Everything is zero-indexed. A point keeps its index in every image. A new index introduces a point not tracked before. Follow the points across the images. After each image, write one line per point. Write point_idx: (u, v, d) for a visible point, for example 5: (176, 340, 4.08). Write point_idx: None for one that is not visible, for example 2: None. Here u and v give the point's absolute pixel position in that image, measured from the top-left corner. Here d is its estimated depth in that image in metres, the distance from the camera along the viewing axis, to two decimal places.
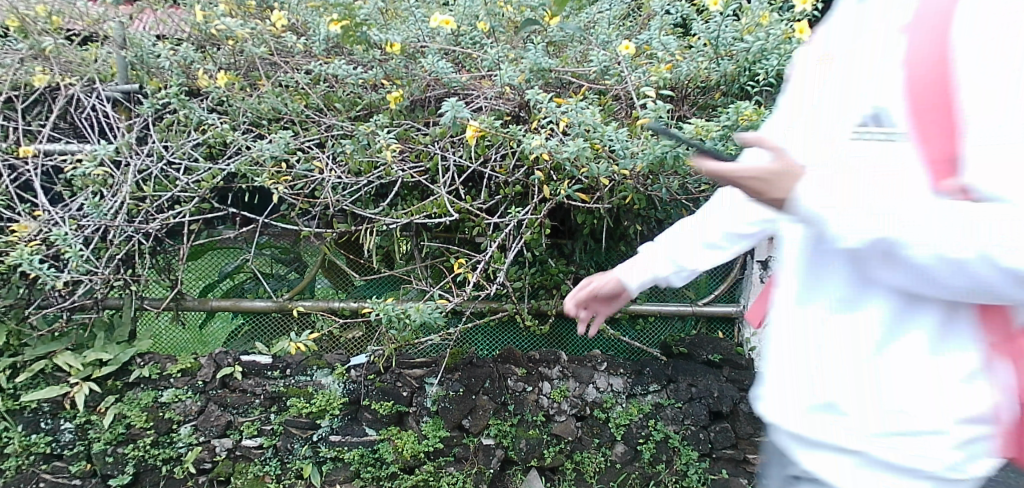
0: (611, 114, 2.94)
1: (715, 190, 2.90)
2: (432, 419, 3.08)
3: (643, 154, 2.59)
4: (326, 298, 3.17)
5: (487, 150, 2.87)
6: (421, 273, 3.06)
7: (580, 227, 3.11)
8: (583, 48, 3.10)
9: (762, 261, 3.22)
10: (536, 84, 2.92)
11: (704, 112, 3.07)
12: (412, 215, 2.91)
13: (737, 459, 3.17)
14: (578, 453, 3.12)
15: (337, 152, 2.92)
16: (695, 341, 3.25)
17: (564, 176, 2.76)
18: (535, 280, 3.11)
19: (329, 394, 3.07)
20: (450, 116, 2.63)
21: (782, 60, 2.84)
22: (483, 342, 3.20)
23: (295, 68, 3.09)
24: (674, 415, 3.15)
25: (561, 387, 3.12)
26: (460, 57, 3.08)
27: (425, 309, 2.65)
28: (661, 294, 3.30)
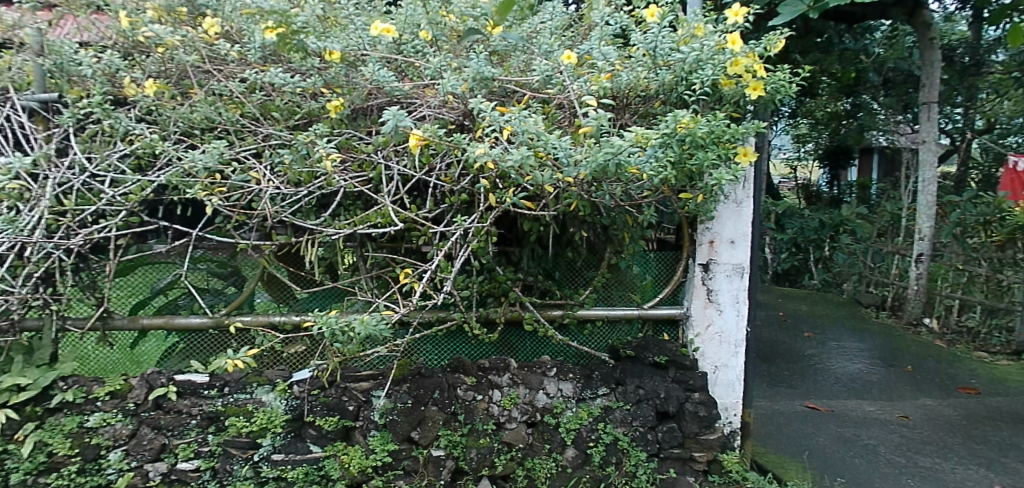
0: (554, 123, 3.00)
1: (656, 196, 2.96)
2: (380, 433, 2.98)
3: (586, 163, 2.63)
4: (266, 313, 3.07)
5: (432, 159, 2.88)
6: (366, 285, 3.00)
7: (527, 235, 3.18)
8: (525, 57, 3.15)
9: (702, 264, 3.33)
10: (479, 93, 2.91)
11: (645, 120, 3.15)
12: (355, 225, 2.84)
13: (683, 457, 3.24)
14: (529, 459, 3.13)
15: (274, 163, 2.83)
16: (641, 344, 3.32)
17: (510, 184, 2.79)
18: (482, 288, 3.12)
19: (271, 411, 2.95)
20: (392, 125, 2.59)
21: (716, 70, 2.91)
22: (432, 352, 3.27)
23: (229, 77, 2.99)
24: (623, 417, 3.20)
25: (511, 394, 3.14)
26: (402, 66, 3.08)
27: (370, 321, 2.54)
28: (610, 298, 3.39)
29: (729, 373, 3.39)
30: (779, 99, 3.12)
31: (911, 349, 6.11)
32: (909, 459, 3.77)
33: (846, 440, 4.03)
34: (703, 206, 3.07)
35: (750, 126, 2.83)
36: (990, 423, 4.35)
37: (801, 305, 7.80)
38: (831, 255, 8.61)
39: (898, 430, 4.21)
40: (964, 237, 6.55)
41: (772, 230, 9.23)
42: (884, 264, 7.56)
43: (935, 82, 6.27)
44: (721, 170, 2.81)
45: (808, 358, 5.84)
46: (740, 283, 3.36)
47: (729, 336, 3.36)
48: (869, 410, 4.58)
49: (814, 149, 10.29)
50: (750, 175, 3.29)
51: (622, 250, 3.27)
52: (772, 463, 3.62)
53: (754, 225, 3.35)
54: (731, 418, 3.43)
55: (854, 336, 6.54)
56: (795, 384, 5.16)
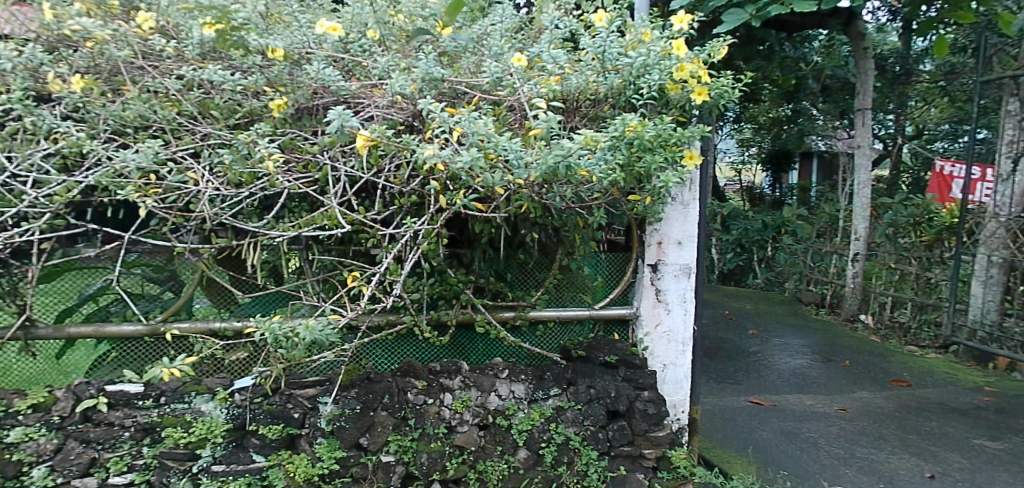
0: (504, 125, 2.99)
1: (606, 198, 2.99)
2: (328, 440, 2.93)
3: (536, 165, 2.63)
4: (206, 319, 2.98)
5: (381, 160, 2.83)
6: (312, 288, 2.94)
7: (478, 237, 3.16)
8: (475, 58, 3.14)
9: (651, 265, 3.38)
10: (428, 94, 2.89)
11: (595, 123, 3.17)
12: (300, 228, 2.76)
13: (633, 455, 3.27)
14: (481, 462, 3.11)
15: (214, 163, 2.73)
16: (592, 344, 3.35)
17: (461, 186, 2.77)
18: (433, 290, 3.10)
19: (210, 421, 2.85)
20: (337, 125, 2.53)
21: (663, 75, 2.96)
22: (382, 356, 3.22)
23: (165, 74, 2.87)
24: (574, 416, 3.20)
25: (463, 397, 3.12)
26: (349, 65, 3.04)
27: (316, 326, 2.48)
28: (561, 299, 3.40)
29: (677, 371, 3.45)
30: (723, 105, 3.19)
31: (849, 345, 6.34)
32: (847, 450, 3.90)
33: (788, 433, 4.15)
34: (651, 208, 3.11)
35: (695, 130, 2.90)
36: (921, 413, 4.55)
37: (745, 304, 8.00)
38: (773, 255, 8.88)
39: (837, 422, 4.36)
40: (896, 237, 6.86)
41: (718, 231, 9.46)
42: (823, 263, 7.83)
43: (869, 90, 6.54)
44: (668, 173, 2.86)
45: (753, 355, 5.99)
46: (687, 283, 3.42)
47: (678, 334, 3.42)
48: (810, 404, 4.73)
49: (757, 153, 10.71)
50: (696, 177, 3.36)
51: (573, 251, 3.29)
52: (719, 458, 3.70)
53: (700, 227, 3.42)
54: (679, 415, 3.50)
55: (795, 333, 6.74)
56: (740, 380, 5.29)
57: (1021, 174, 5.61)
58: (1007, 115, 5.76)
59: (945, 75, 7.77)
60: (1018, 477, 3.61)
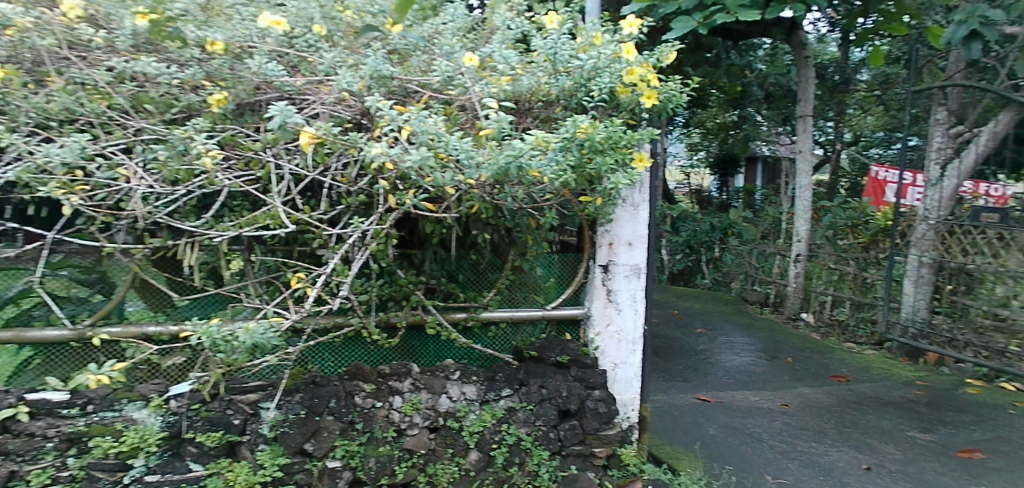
0: (456, 124, 2.96)
1: (558, 199, 2.99)
2: (270, 447, 2.83)
3: (487, 165, 2.60)
4: (139, 322, 2.83)
5: (327, 159, 2.77)
6: (254, 290, 2.85)
7: (429, 237, 3.12)
8: (426, 57, 3.10)
9: (602, 265, 3.40)
10: (376, 91, 2.85)
11: (547, 125, 3.17)
12: (241, 227, 2.66)
13: (585, 453, 3.26)
14: (431, 465, 3.06)
15: (147, 159, 2.62)
16: (544, 344, 3.35)
17: (410, 185, 2.71)
18: (382, 292, 3.04)
19: (143, 430, 2.73)
20: (279, 122, 2.46)
21: (613, 78, 2.99)
22: (328, 360, 3.15)
23: (95, 66, 2.74)
24: (526, 417, 3.20)
25: (413, 400, 3.08)
26: (294, 60, 2.97)
27: (256, 330, 2.40)
28: (514, 300, 3.40)
29: (628, 369, 3.48)
30: (671, 109, 3.24)
31: (792, 342, 6.54)
32: (790, 444, 4.01)
33: (734, 429, 4.24)
34: (601, 209, 3.12)
35: (644, 132, 2.94)
36: (858, 407, 4.72)
37: (694, 304, 8.17)
38: (721, 256, 9.10)
39: (780, 417, 4.47)
40: (834, 239, 7.13)
41: (667, 232, 9.65)
42: (766, 264, 8.05)
43: (810, 98, 6.75)
44: (619, 175, 2.90)
45: (701, 354, 6.11)
46: (638, 283, 3.45)
47: (628, 334, 3.45)
48: (754, 400, 4.85)
49: (705, 157, 11.01)
50: (646, 180, 3.40)
51: (526, 252, 3.27)
52: (667, 455, 3.74)
53: (650, 228, 3.46)
54: (629, 413, 3.53)
55: (741, 331, 6.90)
56: (688, 378, 5.37)
57: (948, 180, 5.92)
58: (936, 124, 6.07)
59: (881, 85, 8.07)
60: (947, 466, 3.77)
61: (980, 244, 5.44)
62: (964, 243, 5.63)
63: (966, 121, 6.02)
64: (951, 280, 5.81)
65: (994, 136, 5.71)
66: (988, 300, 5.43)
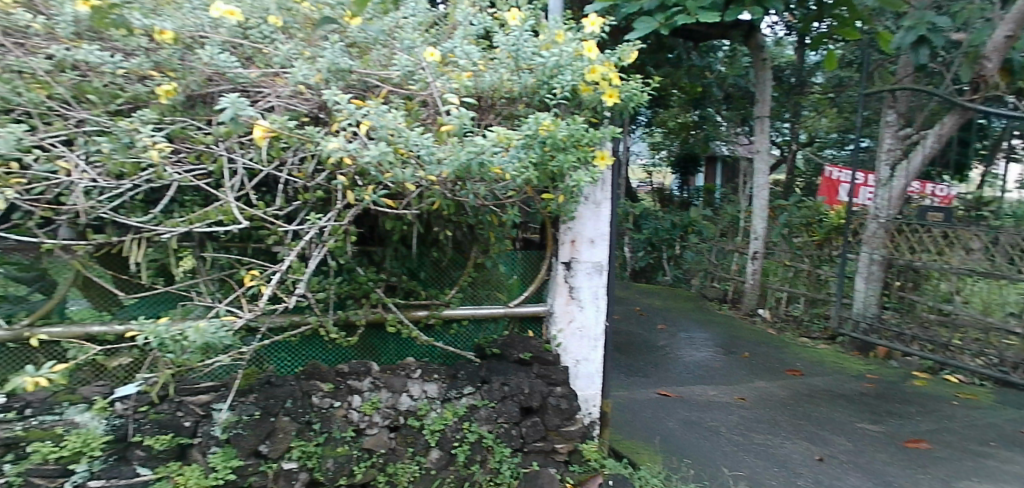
0: (416, 120, 2.92)
1: (520, 196, 2.98)
2: (222, 449, 2.75)
3: (448, 161, 2.58)
4: (82, 322, 2.72)
5: (283, 153, 2.68)
6: (206, 288, 2.76)
7: (389, 234, 3.07)
8: (386, 51, 3.04)
9: (564, 263, 3.40)
10: (334, 84, 2.80)
11: (509, 122, 3.15)
12: (191, 223, 2.59)
13: (546, 450, 3.26)
14: (391, 464, 3.02)
15: (90, 152, 2.53)
16: (506, 341, 3.36)
17: (370, 181, 2.67)
18: (341, 290, 2.99)
19: (86, 434, 2.61)
20: (230, 114, 2.40)
21: (575, 76, 2.99)
22: (284, 359, 3.08)
23: (34, 53, 2.60)
24: (488, 414, 3.17)
25: (372, 399, 3.03)
26: (249, 52, 2.89)
27: (207, 329, 2.33)
28: (476, 297, 3.37)
29: (589, 366, 3.49)
30: (632, 108, 3.26)
31: (749, 337, 6.67)
32: (746, 437, 4.08)
33: (693, 423, 4.29)
34: (564, 207, 3.12)
35: (606, 131, 2.94)
36: (812, 400, 4.84)
37: (655, 300, 8.26)
38: (681, 253, 9.22)
39: (737, 411, 4.55)
40: (790, 237, 7.30)
41: (630, 230, 9.74)
42: (725, 261, 8.19)
43: (767, 99, 6.87)
44: (580, 172, 2.90)
45: (661, 349, 6.18)
46: (599, 280, 3.46)
47: (590, 330, 3.45)
48: (713, 394, 4.92)
49: (667, 156, 11.17)
50: (608, 178, 3.41)
51: (489, 249, 3.25)
52: (627, 449, 3.77)
53: (612, 225, 3.47)
54: (591, 409, 3.54)
55: (700, 327, 7.01)
56: (649, 374, 5.42)
57: (898, 179, 6.08)
58: (886, 126, 6.21)
59: (834, 88, 8.40)
60: (894, 456, 3.89)
61: (926, 242, 5.63)
62: (911, 241, 5.81)
63: (914, 124, 6.21)
64: (899, 276, 6.00)
65: (939, 138, 5.87)
66: (933, 295, 5.64)
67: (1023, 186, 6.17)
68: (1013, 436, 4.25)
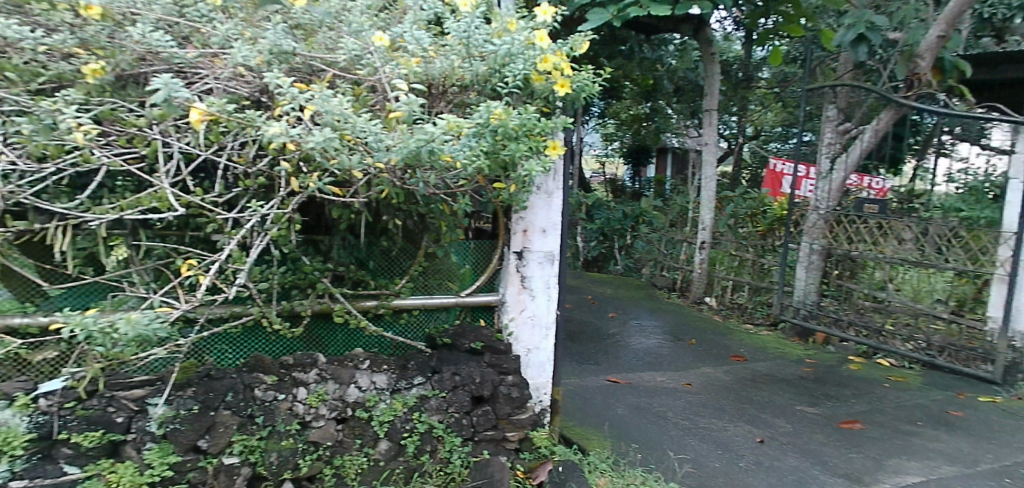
0: (364, 106, 2.84)
1: (471, 185, 2.94)
2: (158, 445, 2.64)
3: (397, 148, 2.53)
4: (3, 313, 2.55)
5: (222, 137, 2.59)
6: (139, 278, 2.64)
7: (336, 223, 3.00)
8: (333, 34, 2.95)
9: (516, 252, 3.39)
10: (276, 67, 2.71)
11: (461, 110, 3.10)
12: (122, 210, 2.47)
13: (496, 438, 3.26)
14: (338, 456, 2.96)
15: (9, 134, 2.37)
16: (457, 331, 3.32)
17: (315, 168, 2.59)
18: (284, 280, 2.91)
19: (7, 432, 2.47)
20: (162, 96, 2.31)
21: (527, 65, 2.96)
22: (224, 352, 2.98)
23: None
24: (438, 405, 3.15)
25: (318, 391, 2.97)
26: (185, 31, 2.77)
27: (139, 320, 2.23)
28: (427, 287, 3.33)
29: (540, 354, 3.51)
30: (584, 98, 3.25)
31: (696, 324, 6.82)
32: (692, 421, 4.17)
33: (642, 408, 4.36)
34: (515, 196, 3.10)
35: (558, 121, 2.92)
36: (755, 385, 4.97)
37: (606, 289, 8.35)
38: (632, 243, 9.33)
39: (684, 396, 4.64)
40: (736, 227, 7.48)
41: (582, 220, 9.81)
42: (674, 250, 8.33)
43: (714, 93, 7.00)
44: (532, 162, 2.86)
45: (612, 337, 6.26)
46: (551, 269, 3.47)
47: (541, 319, 3.47)
48: (661, 380, 5.02)
49: (620, 147, 11.30)
50: (560, 167, 3.41)
51: (440, 239, 3.21)
52: (577, 435, 3.80)
53: (564, 215, 3.48)
54: (542, 397, 3.56)
55: (649, 315, 7.12)
56: (599, 361, 5.48)
57: (837, 172, 6.28)
58: (827, 120, 6.43)
59: (779, 83, 8.61)
60: (830, 437, 4.04)
61: (862, 232, 5.84)
62: (849, 231, 6.03)
63: (852, 119, 6.42)
64: (837, 265, 6.22)
65: (875, 133, 6.01)
66: (868, 283, 5.87)
67: (950, 180, 6.16)
68: (940, 415, 4.47)
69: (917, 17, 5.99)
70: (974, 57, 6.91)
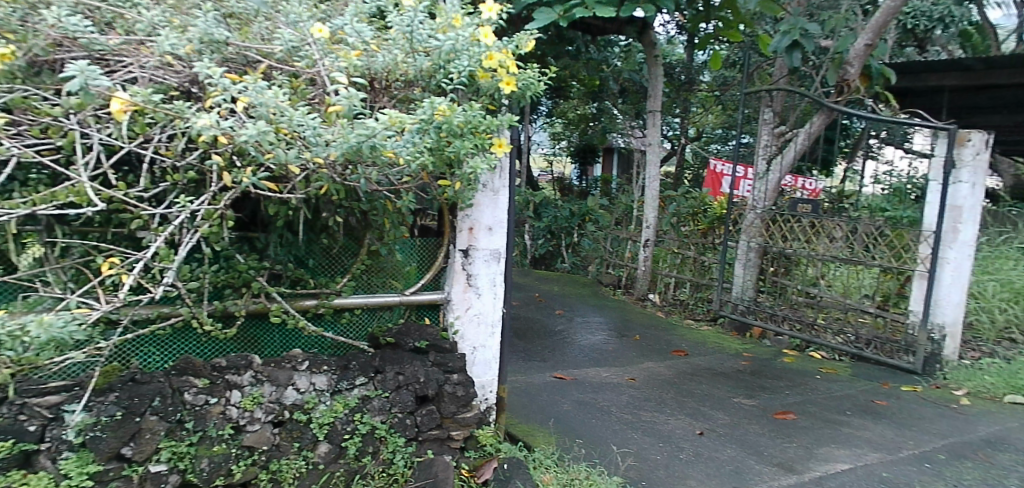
0: (302, 99, 2.75)
1: (415, 182, 2.89)
2: (76, 454, 2.50)
3: (337, 143, 2.46)
4: None
5: (149, 129, 2.46)
6: (55, 278, 2.49)
7: (273, 219, 2.89)
8: (268, 24, 2.85)
9: (462, 250, 3.36)
10: (207, 57, 2.59)
11: (404, 105, 3.04)
12: (35, 205, 2.31)
13: (441, 438, 3.21)
14: (275, 461, 2.86)
15: None
16: (401, 330, 3.25)
17: (249, 162, 2.49)
18: (216, 279, 2.79)
19: None
20: (77, 84, 2.18)
21: (472, 61, 2.92)
22: (149, 354, 2.83)
23: None
24: (380, 405, 3.08)
25: (254, 394, 2.86)
26: (108, 16, 2.64)
27: (53, 323, 2.11)
28: (369, 286, 3.25)
29: (486, 352, 3.49)
30: (529, 97, 3.22)
31: (640, 320, 6.93)
32: (635, 415, 4.23)
33: (587, 404, 4.39)
34: (461, 194, 3.06)
35: (504, 118, 2.88)
36: (695, 378, 5.08)
37: (553, 286, 8.40)
38: (579, 241, 9.41)
39: (627, 391, 4.70)
40: (678, 225, 7.60)
41: (530, 218, 9.83)
42: (619, 248, 8.43)
43: (658, 94, 7.10)
44: (477, 159, 2.83)
45: (558, 334, 6.29)
46: (497, 267, 3.45)
47: (486, 317, 3.44)
48: (605, 375, 5.07)
49: (567, 146, 11.37)
50: (506, 165, 3.39)
51: (383, 236, 3.14)
52: (523, 432, 3.80)
53: (510, 213, 3.46)
54: (487, 394, 3.55)
55: (595, 312, 7.19)
56: (546, 358, 5.50)
57: (773, 173, 6.48)
58: (763, 123, 6.60)
59: (719, 86, 8.83)
60: (765, 427, 4.16)
61: (796, 232, 6.04)
62: (783, 230, 6.22)
63: (788, 122, 6.62)
64: (773, 263, 6.39)
65: (808, 136, 6.21)
66: (802, 279, 6.07)
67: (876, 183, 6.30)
68: (867, 405, 4.66)
69: (847, 26, 6.25)
70: (899, 67, 7.16)
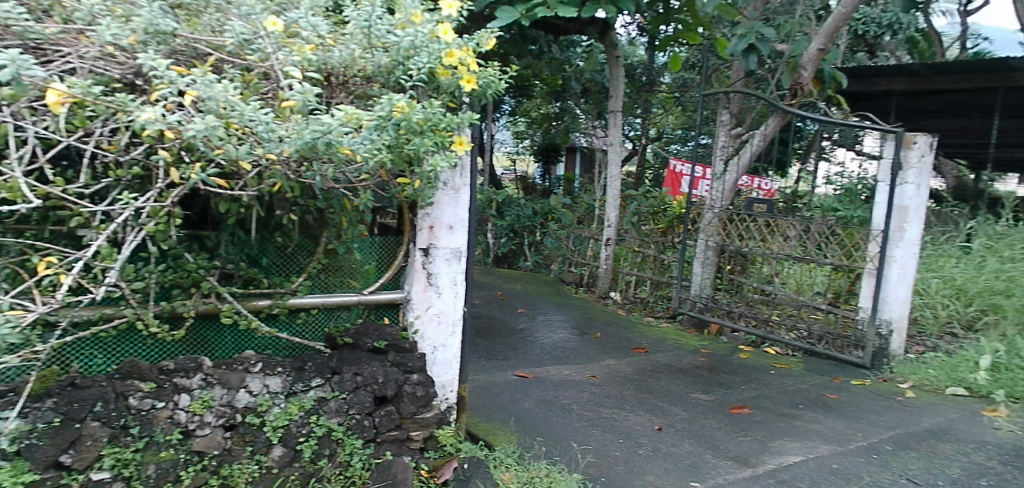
0: (255, 93, 2.68)
1: (374, 180, 2.82)
2: (11, 463, 2.34)
3: (290, 139, 2.40)
4: None
5: (89, 122, 2.35)
6: None
7: (224, 217, 2.80)
8: (219, 15, 2.75)
9: (422, 249, 3.31)
10: (152, 48, 2.50)
11: (363, 101, 2.99)
12: None
13: (400, 438, 3.17)
14: (226, 466, 2.76)
15: None
16: (359, 330, 3.21)
17: (198, 157, 2.40)
18: (164, 278, 2.69)
19: None
20: (10, 74, 2.09)
21: (431, 58, 2.85)
22: (91, 358, 2.71)
23: None
24: (337, 407, 3.01)
25: (204, 397, 2.77)
26: (45, 4, 2.52)
27: None
28: (326, 286, 3.18)
29: (446, 351, 3.44)
30: (490, 94, 3.19)
31: (601, 318, 6.97)
32: (595, 412, 4.24)
33: (548, 402, 4.38)
34: (421, 191, 3.01)
35: (464, 116, 2.84)
36: (655, 375, 5.12)
37: (515, 285, 8.39)
38: (541, 239, 9.42)
39: (587, 388, 4.71)
40: (639, 224, 7.60)
41: (492, 217, 9.80)
42: (581, 247, 8.47)
43: (619, 94, 7.15)
44: (437, 157, 2.79)
45: (519, 332, 6.29)
46: (457, 266, 3.41)
47: (447, 316, 3.40)
48: (566, 373, 5.07)
49: (530, 145, 11.38)
50: (467, 163, 3.36)
51: (341, 235, 3.09)
52: (483, 431, 3.77)
53: (471, 211, 3.43)
54: (448, 394, 3.50)
55: (556, 310, 7.21)
56: (507, 356, 5.48)
57: (729, 173, 6.59)
58: (720, 124, 6.67)
59: (679, 88, 8.95)
60: (721, 422, 4.22)
61: (752, 231, 6.16)
62: (740, 229, 6.34)
63: (744, 123, 6.74)
64: (729, 261, 6.50)
65: (764, 138, 6.33)
66: (757, 277, 6.18)
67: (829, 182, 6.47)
68: (819, 399, 4.77)
69: (800, 30, 6.40)
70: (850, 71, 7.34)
